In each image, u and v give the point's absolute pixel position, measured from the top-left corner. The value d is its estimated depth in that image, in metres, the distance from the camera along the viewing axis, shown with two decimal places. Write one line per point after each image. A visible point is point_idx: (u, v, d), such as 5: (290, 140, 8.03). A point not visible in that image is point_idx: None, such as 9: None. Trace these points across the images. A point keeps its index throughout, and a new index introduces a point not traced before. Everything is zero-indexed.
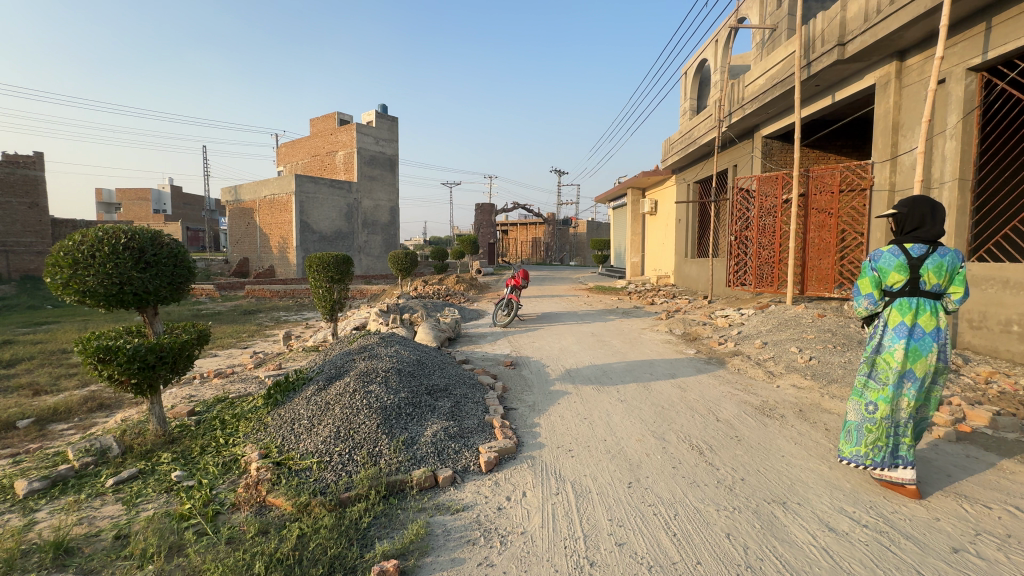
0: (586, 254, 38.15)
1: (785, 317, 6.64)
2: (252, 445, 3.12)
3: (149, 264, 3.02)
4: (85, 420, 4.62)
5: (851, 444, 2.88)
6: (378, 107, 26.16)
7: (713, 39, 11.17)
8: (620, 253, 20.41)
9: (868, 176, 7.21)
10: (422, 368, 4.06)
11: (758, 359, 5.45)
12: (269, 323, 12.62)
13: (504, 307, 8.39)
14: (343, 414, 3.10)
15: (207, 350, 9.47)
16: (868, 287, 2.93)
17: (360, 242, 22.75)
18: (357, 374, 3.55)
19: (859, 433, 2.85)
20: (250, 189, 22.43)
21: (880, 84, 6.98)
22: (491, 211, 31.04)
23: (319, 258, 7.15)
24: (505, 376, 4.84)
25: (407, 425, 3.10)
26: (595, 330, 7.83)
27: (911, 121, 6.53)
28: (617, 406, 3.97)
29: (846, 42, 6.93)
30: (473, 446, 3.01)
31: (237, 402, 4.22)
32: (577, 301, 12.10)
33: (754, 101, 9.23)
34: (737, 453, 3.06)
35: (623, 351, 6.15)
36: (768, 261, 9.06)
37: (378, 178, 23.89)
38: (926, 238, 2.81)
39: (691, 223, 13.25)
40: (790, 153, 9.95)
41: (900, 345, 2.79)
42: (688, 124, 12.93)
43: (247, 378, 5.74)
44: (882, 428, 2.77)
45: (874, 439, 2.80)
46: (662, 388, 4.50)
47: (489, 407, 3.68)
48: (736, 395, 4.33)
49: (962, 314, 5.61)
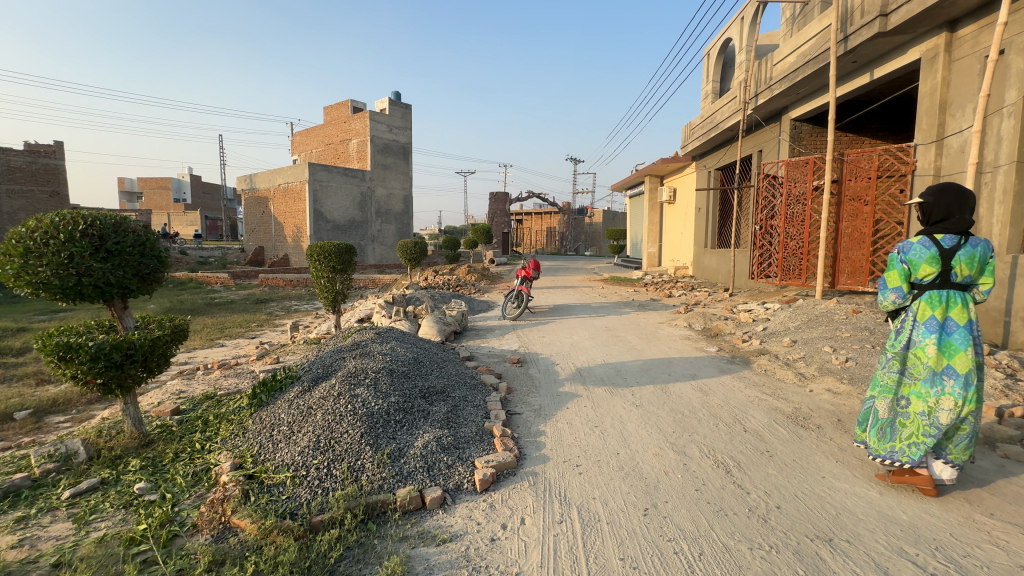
0: (602, 245, 37.33)
1: (816, 313, 6.15)
2: (227, 453, 2.84)
3: (110, 254, 2.76)
4: (84, 412, 4.34)
5: (885, 440, 2.71)
6: (392, 94, 25.80)
7: (739, 16, 10.54)
8: (637, 243, 19.79)
9: (909, 159, 6.61)
10: (418, 367, 3.73)
11: (787, 359, 5.01)
12: (279, 313, 12.45)
13: (513, 300, 8.03)
14: (324, 420, 2.79)
15: (216, 340, 9.31)
16: (897, 280, 2.74)
17: (373, 231, 22.56)
18: (343, 375, 3.23)
19: (892, 429, 2.69)
20: (265, 178, 22.34)
21: (925, 58, 6.38)
22: (505, 200, 30.60)
23: (321, 247, 6.88)
24: (510, 375, 4.51)
25: (396, 435, 2.78)
26: (609, 324, 7.42)
27: (961, 99, 5.92)
28: (631, 412, 3.59)
29: (888, 13, 6.33)
30: (469, 458, 2.68)
31: (224, 401, 3.96)
32: (592, 293, 11.66)
33: (783, 81, 8.63)
34: (770, 472, 2.67)
35: (639, 348, 5.75)
36: (795, 251, 8.52)
37: (391, 167, 23.61)
38: (956, 228, 2.65)
39: (711, 212, 12.67)
40: (821, 137, 9.34)
41: (932, 340, 2.61)
42: (709, 108, 12.31)
43: (244, 372, 5.49)
44: (917, 423, 2.61)
45: (910, 436, 2.63)
46: (681, 391, 4.10)
47: (489, 411, 3.36)
48: (764, 400, 3.90)
49: (1015, 311, 5.10)
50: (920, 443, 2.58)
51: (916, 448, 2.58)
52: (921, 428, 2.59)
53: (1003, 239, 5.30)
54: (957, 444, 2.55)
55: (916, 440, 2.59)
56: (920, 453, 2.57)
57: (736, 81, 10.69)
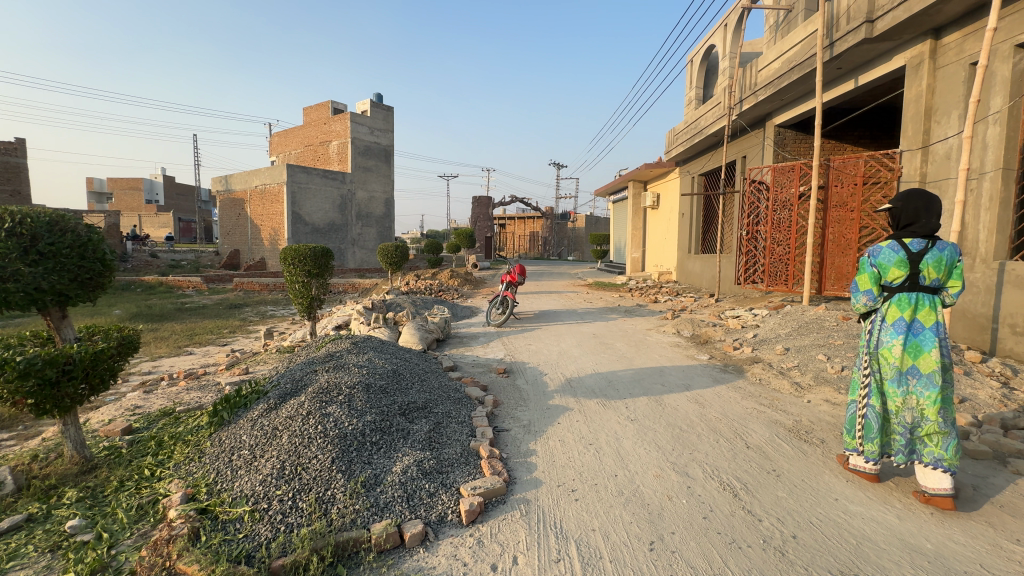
0: (584, 250, 37.25)
1: (805, 319, 6.05)
2: (180, 481, 2.51)
3: (42, 256, 2.44)
4: (29, 429, 3.55)
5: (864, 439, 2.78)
6: (374, 96, 25.40)
7: (723, 23, 10.56)
8: (620, 249, 19.76)
9: (895, 166, 6.65)
10: (398, 381, 3.43)
11: (781, 368, 4.86)
12: (254, 318, 11.93)
13: (498, 305, 7.78)
14: (290, 444, 2.48)
15: (184, 348, 8.79)
16: (867, 283, 2.77)
17: (354, 234, 22.07)
18: (314, 392, 2.91)
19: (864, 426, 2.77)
20: (241, 179, 21.64)
21: (911, 65, 6.38)
22: (488, 205, 30.40)
23: (295, 250, 6.50)
24: (496, 387, 4.24)
25: (372, 459, 2.49)
26: (596, 331, 7.23)
27: (946, 105, 5.92)
28: (627, 428, 3.36)
29: (874, 19, 6.31)
30: (453, 485, 2.41)
31: (183, 418, 3.60)
32: (577, 299, 11.48)
33: (768, 87, 8.61)
34: (779, 495, 2.47)
35: (629, 357, 5.55)
36: (781, 257, 8.48)
37: (373, 169, 23.16)
38: (923, 232, 2.67)
39: (695, 218, 12.65)
40: (804, 143, 9.37)
41: (898, 341, 2.65)
42: (693, 113, 12.31)
43: (207, 385, 5.08)
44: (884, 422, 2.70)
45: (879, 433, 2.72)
46: (676, 404, 3.90)
47: (475, 429, 3.10)
48: (763, 413, 3.73)
49: (1003, 318, 5.06)
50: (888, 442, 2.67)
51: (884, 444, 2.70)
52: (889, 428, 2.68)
53: (990, 246, 5.28)
54: (945, 449, 2.51)
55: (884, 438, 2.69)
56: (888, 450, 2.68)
57: (720, 87, 10.69)
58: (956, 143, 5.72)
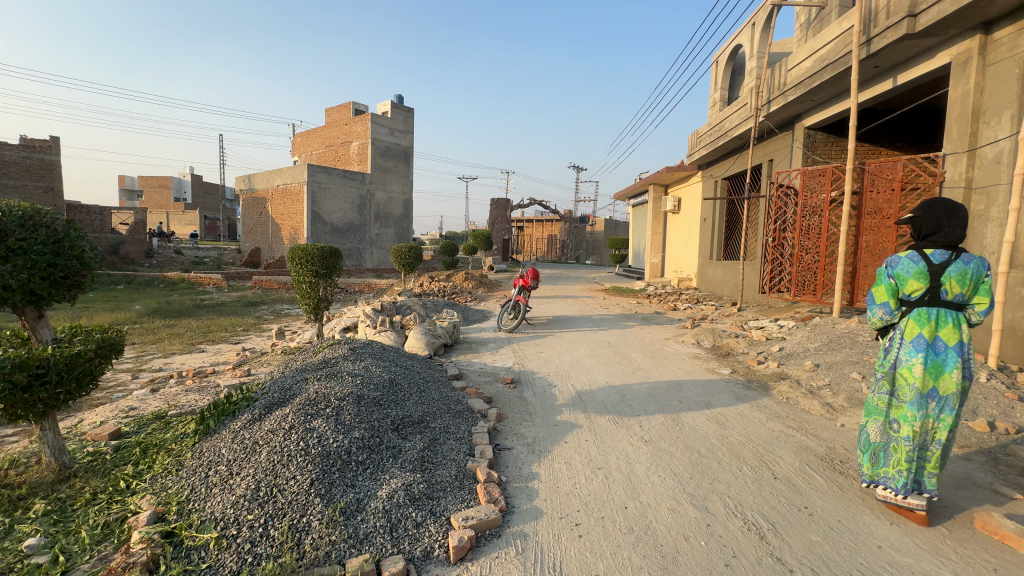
0: (603, 253, 36.73)
1: (837, 333, 5.64)
2: (152, 497, 2.33)
3: (12, 252, 2.40)
4: (23, 428, 3.49)
5: (877, 466, 2.65)
6: (395, 98, 25.54)
7: (750, 22, 10.18)
8: (639, 253, 19.31)
9: (937, 170, 6.16)
10: (393, 393, 3.21)
11: (811, 386, 4.49)
12: (269, 317, 11.91)
13: (510, 310, 7.54)
14: (268, 462, 2.28)
15: (196, 346, 8.77)
16: (884, 295, 2.72)
17: (371, 235, 22.11)
18: (299, 403, 2.70)
19: (879, 451, 2.65)
20: (263, 178, 21.91)
21: (957, 63, 5.94)
22: (506, 206, 30.19)
23: (303, 249, 6.36)
24: (502, 399, 4.00)
25: (355, 481, 2.27)
26: (612, 340, 6.91)
27: (997, 105, 5.45)
28: (640, 450, 3.07)
29: (917, 13, 5.88)
30: (443, 514, 2.17)
31: (173, 423, 3.44)
32: (593, 304, 11.16)
33: (798, 87, 8.21)
34: (813, 539, 2.17)
35: (645, 368, 5.24)
36: (810, 265, 8.04)
37: (392, 170, 23.20)
38: (945, 243, 2.60)
39: (718, 223, 12.23)
40: (835, 146, 8.92)
41: (919, 360, 2.55)
42: (717, 116, 11.92)
43: (208, 386, 4.94)
44: (899, 448, 2.56)
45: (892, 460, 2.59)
46: (695, 424, 3.60)
47: (474, 447, 2.87)
48: (791, 437, 3.40)
49: None
50: (901, 469, 2.54)
51: (895, 473, 2.56)
52: (904, 454, 2.54)
53: None
54: None
55: (897, 465, 2.56)
56: (900, 479, 2.54)
57: (746, 88, 10.29)
58: (1008, 146, 5.26)
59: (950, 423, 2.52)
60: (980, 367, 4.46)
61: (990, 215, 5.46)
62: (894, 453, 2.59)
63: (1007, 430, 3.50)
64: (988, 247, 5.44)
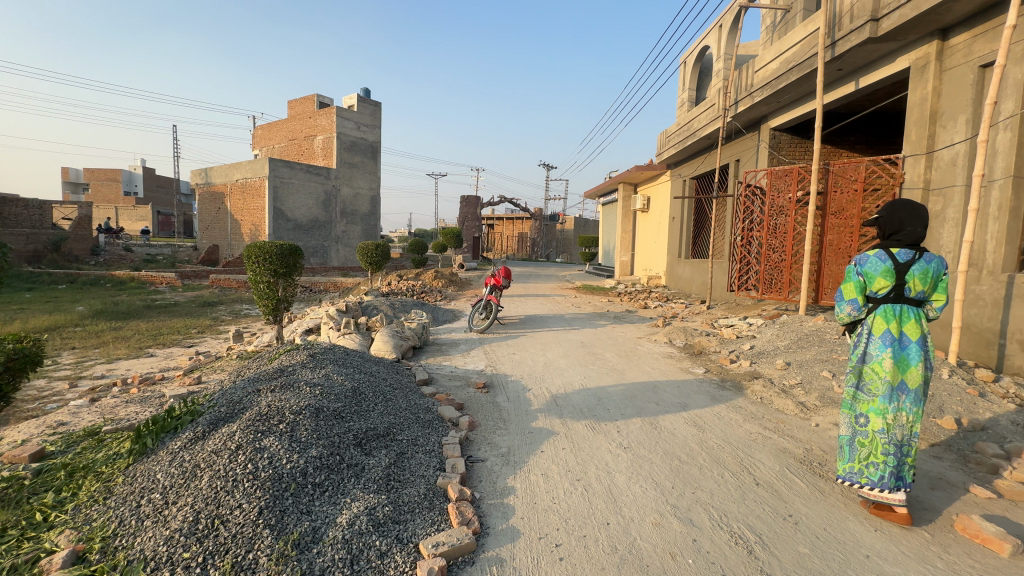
0: (573, 251, 37.01)
1: (805, 331, 5.71)
2: (71, 532, 2.01)
3: None
4: None
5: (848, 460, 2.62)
6: (362, 92, 24.88)
7: (718, 23, 10.30)
8: (609, 251, 19.45)
9: (897, 171, 6.32)
10: (356, 403, 2.96)
11: (784, 385, 4.49)
12: (226, 318, 11.28)
13: (482, 310, 7.34)
14: (209, 489, 2.00)
15: (144, 350, 8.17)
16: (852, 292, 2.67)
17: (337, 232, 21.41)
18: (248, 419, 2.43)
19: (851, 446, 2.62)
20: (221, 172, 20.88)
21: (915, 67, 6.10)
22: (476, 204, 29.94)
23: (259, 247, 5.96)
24: (473, 405, 3.80)
25: (312, 507, 2.03)
26: (584, 339, 6.81)
27: (954, 109, 5.62)
28: (619, 458, 2.93)
29: (879, 18, 6.01)
30: (410, 540, 1.96)
31: (106, 439, 3.07)
32: (564, 303, 11.08)
33: (765, 88, 8.32)
34: (801, 551, 2.09)
35: (620, 369, 5.14)
36: (776, 263, 8.18)
37: (358, 165, 22.54)
38: (908, 242, 2.61)
39: (686, 222, 12.37)
40: (799, 147, 9.12)
41: (888, 354, 2.55)
42: (685, 116, 12.04)
43: (152, 396, 4.53)
44: (875, 442, 2.53)
45: (867, 455, 2.56)
46: (673, 428, 3.50)
47: (444, 460, 2.67)
48: (769, 439, 3.35)
49: (1010, 333, 4.71)
50: (879, 463, 2.51)
51: (874, 468, 2.52)
52: (878, 448, 2.52)
53: (997, 257, 4.87)
54: None
55: (874, 460, 2.52)
56: (879, 474, 2.50)
57: (713, 89, 10.42)
58: (964, 149, 5.42)
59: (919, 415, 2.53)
60: (941, 363, 4.56)
61: (946, 216, 5.62)
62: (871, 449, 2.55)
63: (973, 428, 3.55)
64: (945, 247, 5.61)
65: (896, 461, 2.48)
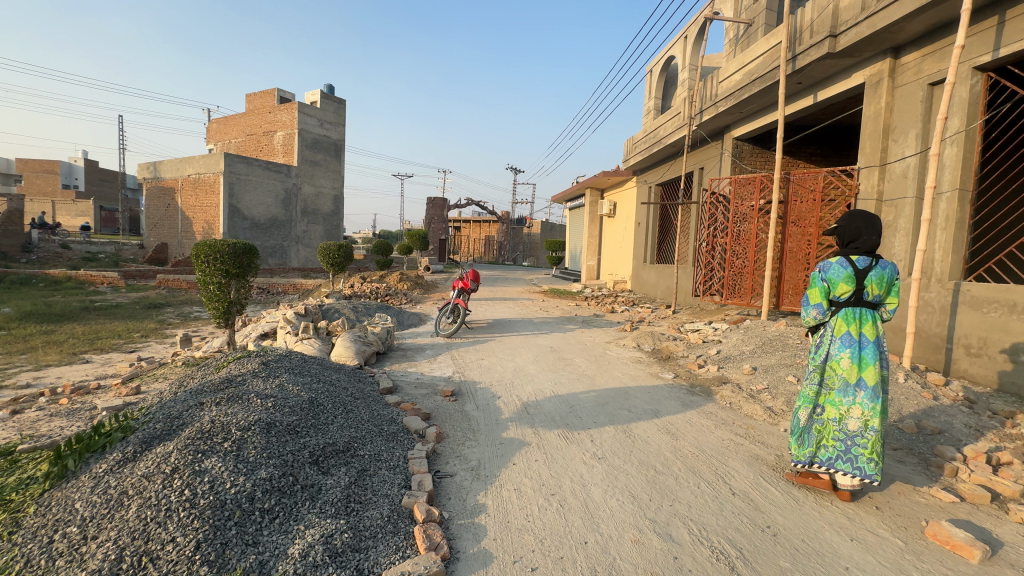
0: (540, 256, 37.06)
1: (769, 336, 5.81)
2: None
3: None
4: None
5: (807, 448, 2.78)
6: (325, 88, 24.13)
7: (683, 34, 10.51)
8: (576, 255, 19.56)
9: (852, 182, 6.54)
10: (314, 417, 2.72)
11: (752, 390, 4.52)
12: (175, 321, 10.56)
13: (449, 314, 7.13)
14: (137, 521, 1.74)
15: (79, 356, 7.50)
16: (817, 297, 2.78)
17: (298, 231, 20.60)
18: (187, 438, 2.16)
19: (810, 435, 2.78)
20: (172, 166, 19.72)
21: (869, 83, 6.35)
22: (443, 206, 29.57)
23: (210, 245, 5.54)
24: (441, 415, 3.62)
25: (258, 538, 1.80)
26: (554, 344, 6.71)
27: (905, 124, 5.86)
28: (594, 470, 2.82)
29: (837, 34, 6.22)
30: (371, 571, 1.77)
31: (19, 460, 2.69)
32: (532, 307, 11.01)
33: (729, 98, 8.52)
34: (782, 565, 2.03)
35: (590, 375, 5.06)
36: (739, 269, 8.37)
37: (321, 164, 21.80)
38: (866, 249, 2.73)
39: (652, 228, 12.55)
40: (760, 157, 9.39)
41: (847, 354, 2.68)
42: (652, 123, 12.24)
43: (82, 407, 4.09)
44: (829, 429, 2.73)
45: (822, 440, 2.76)
46: (647, 436, 3.42)
47: (410, 476, 2.48)
48: (741, 446, 3.32)
49: (957, 338, 4.92)
50: (832, 448, 2.71)
51: (826, 450, 2.73)
52: (832, 434, 2.72)
53: (945, 266, 5.09)
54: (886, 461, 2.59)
55: (826, 444, 2.73)
56: (830, 455, 2.71)
57: (679, 97, 10.62)
58: (915, 162, 5.65)
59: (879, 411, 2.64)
60: (897, 367, 4.71)
61: (897, 226, 5.85)
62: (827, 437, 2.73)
63: (932, 431, 3.65)
64: (897, 255, 5.83)
65: (846, 446, 2.67)
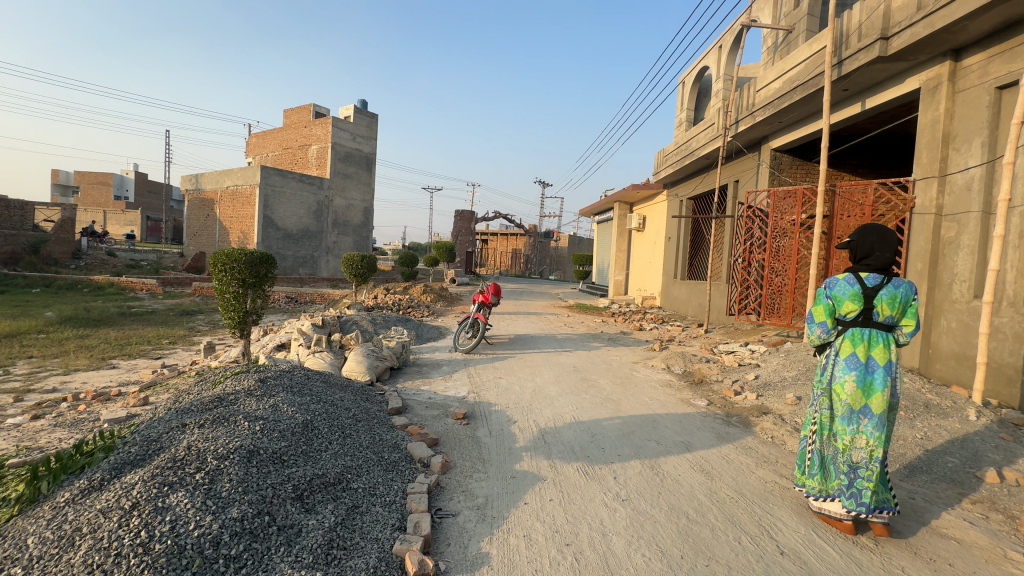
0: (567, 270, 36.65)
1: (813, 361, 5.30)
2: None
3: None
4: None
5: (825, 480, 2.56)
6: (359, 103, 24.70)
7: (718, 44, 10.14)
8: (603, 270, 19.12)
9: (907, 196, 5.95)
10: (306, 442, 2.49)
11: (797, 424, 4.05)
12: (203, 329, 10.67)
13: (468, 329, 6.88)
14: (82, 568, 1.53)
15: (107, 361, 7.59)
16: (822, 315, 2.56)
17: (328, 243, 20.90)
18: (156, 468, 1.95)
19: (821, 466, 2.58)
20: (212, 178, 20.42)
21: (926, 88, 5.83)
22: (470, 219, 29.61)
23: (228, 255, 5.44)
24: (450, 441, 3.33)
25: None
26: (577, 363, 6.34)
27: (967, 132, 5.30)
28: (616, 515, 2.47)
29: (889, 36, 5.75)
30: None
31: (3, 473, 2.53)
32: (557, 322, 10.65)
33: (767, 108, 8.08)
34: None
35: (616, 399, 4.68)
36: (779, 287, 7.83)
37: (352, 177, 22.16)
38: (877, 267, 2.50)
39: (683, 242, 12.05)
40: (801, 169, 8.86)
41: (851, 377, 2.46)
42: (684, 135, 11.84)
43: (90, 417, 3.99)
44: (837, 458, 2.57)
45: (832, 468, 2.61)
46: (678, 475, 3.04)
47: (406, 516, 2.19)
48: (787, 490, 2.90)
49: None
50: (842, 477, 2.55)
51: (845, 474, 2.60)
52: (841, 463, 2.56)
53: (1019, 288, 4.51)
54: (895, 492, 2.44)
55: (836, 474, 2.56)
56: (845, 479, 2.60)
57: (713, 108, 10.23)
58: (981, 174, 5.08)
59: (884, 440, 2.44)
60: (965, 402, 4.15)
61: (960, 243, 5.28)
62: (832, 463, 2.55)
63: (1017, 481, 3.10)
64: (959, 276, 5.25)
65: (849, 479, 2.48)
